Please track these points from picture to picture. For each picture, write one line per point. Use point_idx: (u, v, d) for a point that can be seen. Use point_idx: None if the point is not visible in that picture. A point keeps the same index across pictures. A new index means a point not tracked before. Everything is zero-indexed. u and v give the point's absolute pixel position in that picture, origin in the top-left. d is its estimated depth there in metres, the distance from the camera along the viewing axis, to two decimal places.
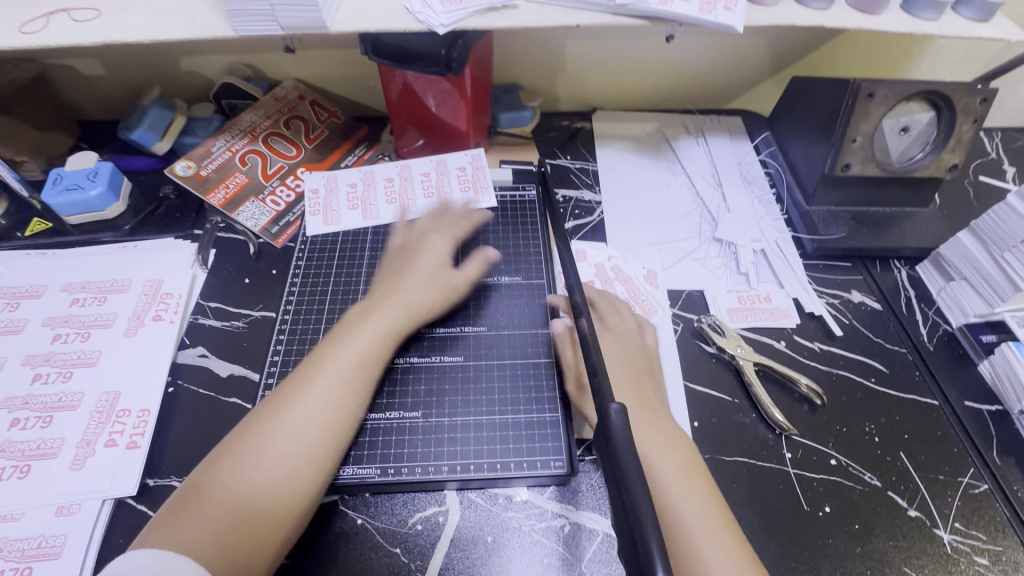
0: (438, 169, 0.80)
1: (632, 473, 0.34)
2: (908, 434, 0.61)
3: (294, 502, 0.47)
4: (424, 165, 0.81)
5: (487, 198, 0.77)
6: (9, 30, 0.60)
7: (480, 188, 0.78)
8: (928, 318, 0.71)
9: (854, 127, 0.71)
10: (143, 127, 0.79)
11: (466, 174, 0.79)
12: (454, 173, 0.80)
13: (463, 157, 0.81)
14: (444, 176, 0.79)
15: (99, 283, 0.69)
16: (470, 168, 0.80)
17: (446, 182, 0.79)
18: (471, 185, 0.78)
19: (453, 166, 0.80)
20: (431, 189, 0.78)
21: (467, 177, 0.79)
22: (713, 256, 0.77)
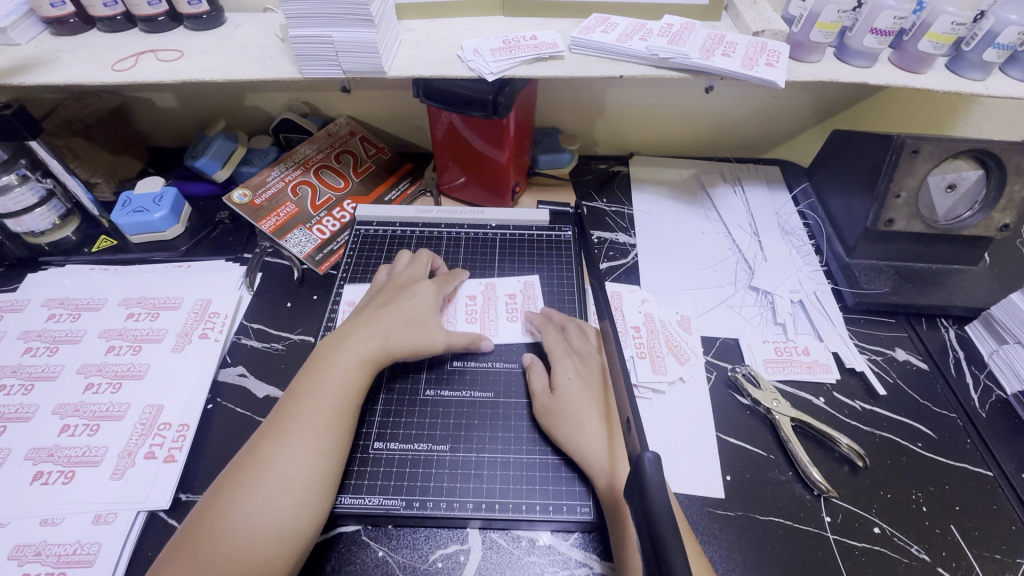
0: (486, 294, 0.72)
1: (666, 524, 0.34)
2: (959, 506, 0.58)
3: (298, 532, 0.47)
4: (473, 286, 0.73)
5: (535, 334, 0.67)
6: (104, 68, 0.67)
7: (530, 322, 0.69)
8: (979, 382, 0.68)
9: (898, 183, 0.71)
10: (208, 156, 0.84)
11: (516, 303, 0.71)
12: (502, 300, 0.71)
13: (514, 284, 0.73)
14: (491, 301, 0.71)
15: (154, 300, 0.73)
16: (521, 298, 0.72)
17: (492, 309, 0.70)
18: (520, 315, 0.70)
19: (503, 291, 0.72)
20: (476, 315, 0.69)
21: (517, 307, 0.71)
22: (749, 305, 0.76)
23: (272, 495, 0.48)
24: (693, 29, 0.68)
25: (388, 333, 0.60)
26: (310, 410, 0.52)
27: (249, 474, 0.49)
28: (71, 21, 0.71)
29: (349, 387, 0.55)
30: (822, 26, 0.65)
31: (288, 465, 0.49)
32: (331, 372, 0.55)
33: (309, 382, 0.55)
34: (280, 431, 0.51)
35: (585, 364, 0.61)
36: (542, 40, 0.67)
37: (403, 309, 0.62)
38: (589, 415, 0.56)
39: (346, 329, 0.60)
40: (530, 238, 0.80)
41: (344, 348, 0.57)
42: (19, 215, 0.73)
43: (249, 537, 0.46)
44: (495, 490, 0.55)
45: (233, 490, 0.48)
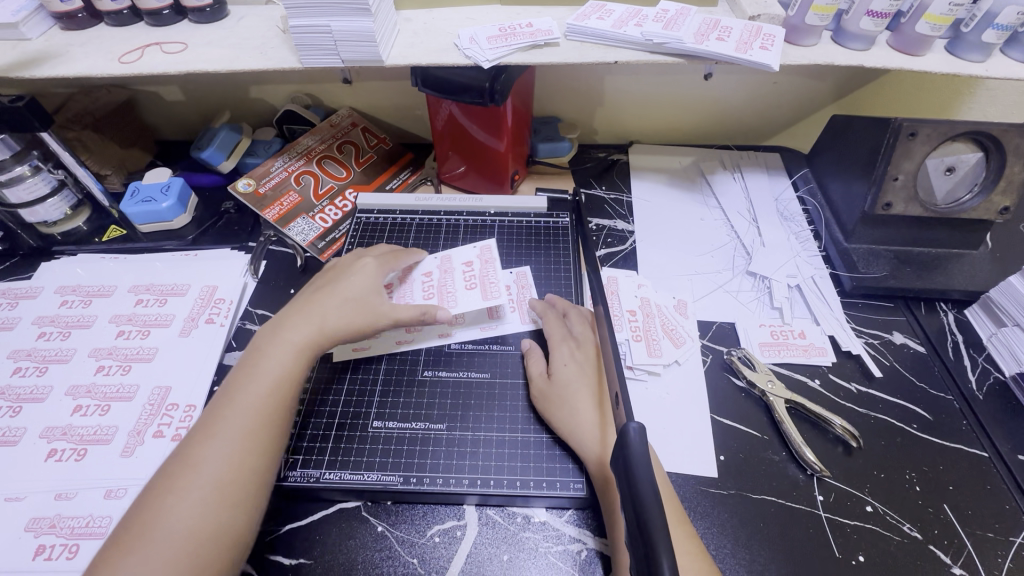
0: (441, 267, 0.71)
1: (648, 492, 0.35)
2: (954, 485, 0.58)
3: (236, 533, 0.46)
4: (429, 263, 0.72)
5: (498, 293, 0.66)
6: (111, 60, 0.69)
7: (488, 284, 0.68)
8: (978, 365, 0.68)
9: (895, 166, 0.71)
10: (213, 147, 0.86)
11: (474, 270, 0.70)
12: (460, 269, 0.70)
13: (470, 251, 0.73)
14: (448, 274, 0.70)
15: (162, 286, 0.75)
16: (476, 262, 0.71)
17: (450, 280, 0.69)
18: (478, 280, 0.68)
19: (458, 261, 0.72)
20: (432, 290, 0.68)
21: (474, 272, 0.70)
22: (746, 289, 0.76)
23: (204, 491, 0.46)
24: (688, 14, 0.68)
25: (324, 319, 0.58)
26: (242, 406, 0.51)
27: (180, 471, 0.47)
28: (80, 16, 0.73)
29: (285, 381, 0.54)
30: (817, 9, 0.65)
31: (220, 461, 0.48)
32: (266, 365, 0.54)
33: (242, 377, 0.53)
34: (212, 427, 0.50)
35: (580, 348, 0.62)
36: (538, 27, 0.68)
37: (341, 289, 0.61)
38: (582, 397, 0.57)
39: (282, 319, 0.59)
40: (528, 225, 0.81)
41: (279, 340, 0.56)
42: (32, 206, 0.75)
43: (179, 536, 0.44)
44: (491, 467, 0.56)
45: (162, 489, 0.46)
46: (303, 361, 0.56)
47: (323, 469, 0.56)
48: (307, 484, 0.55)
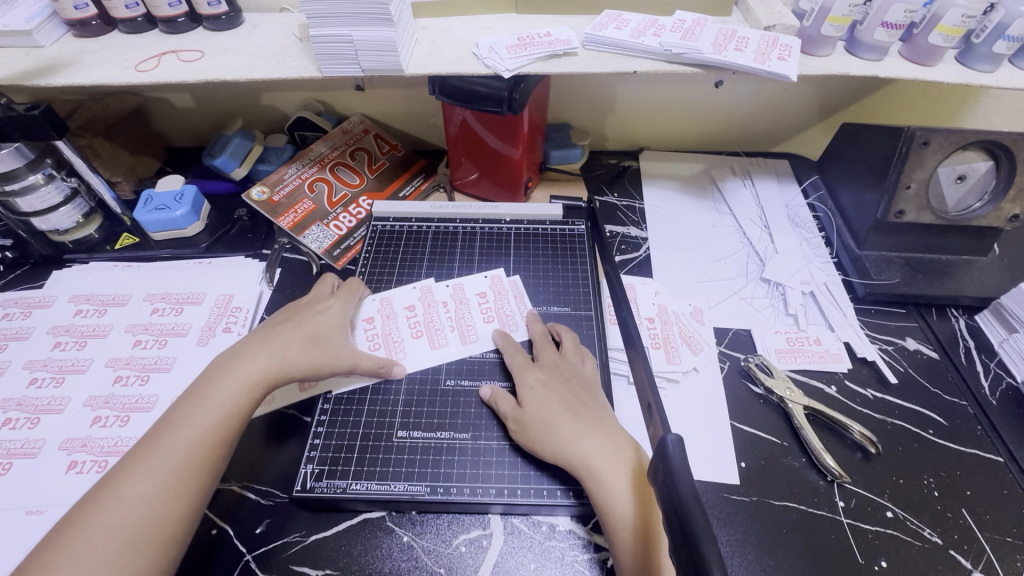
0: (422, 300, 0.72)
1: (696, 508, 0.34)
2: (971, 490, 0.59)
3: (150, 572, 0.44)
4: (407, 297, 0.72)
5: (446, 342, 0.67)
6: (127, 69, 0.68)
7: (466, 327, 0.69)
8: (990, 371, 0.69)
9: (908, 174, 0.71)
10: (226, 154, 0.85)
11: (417, 314, 0.70)
12: (402, 315, 0.70)
13: (482, 282, 0.74)
14: (391, 319, 0.69)
15: (177, 295, 0.74)
16: (453, 301, 0.72)
17: (466, 312, 0.70)
18: (495, 313, 0.70)
19: (399, 304, 0.71)
20: (377, 338, 0.67)
21: (490, 305, 0.71)
22: (760, 296, 0.77)
23: (124, 524, 0.45)
24: (705, 24, 0.69)
25: (284, 353, 0.58)
26: (182, 435, 0.50)
27: (103, 497, 0.46)
28: (93, 23, 0.73)
29: (233, 412, 0.53)
30: (833, 20, 0.66)
31: (147, 491, 0.46)
32: (214, 395, 0.53)
33: (188, 405, 0.52)
34: (148, 453, 0.49)
35: (552, 374, 0.61)
36: (556, 36, 0.68)
37: (301, 328, 0.61)
38: (564, 420, 0.56)
39: (241, 349, 0.58)
40: (543, 232, 0.81)
41: (235, 369, 0.55)
42: (44, 214, 0.75)
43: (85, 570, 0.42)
44: (516, 477, 0.56)
45: (83, 516, 0.45)
46: (255, 394, 0.55)
47: (349, 480, 0.56)
48: (334, 495, 0.55)
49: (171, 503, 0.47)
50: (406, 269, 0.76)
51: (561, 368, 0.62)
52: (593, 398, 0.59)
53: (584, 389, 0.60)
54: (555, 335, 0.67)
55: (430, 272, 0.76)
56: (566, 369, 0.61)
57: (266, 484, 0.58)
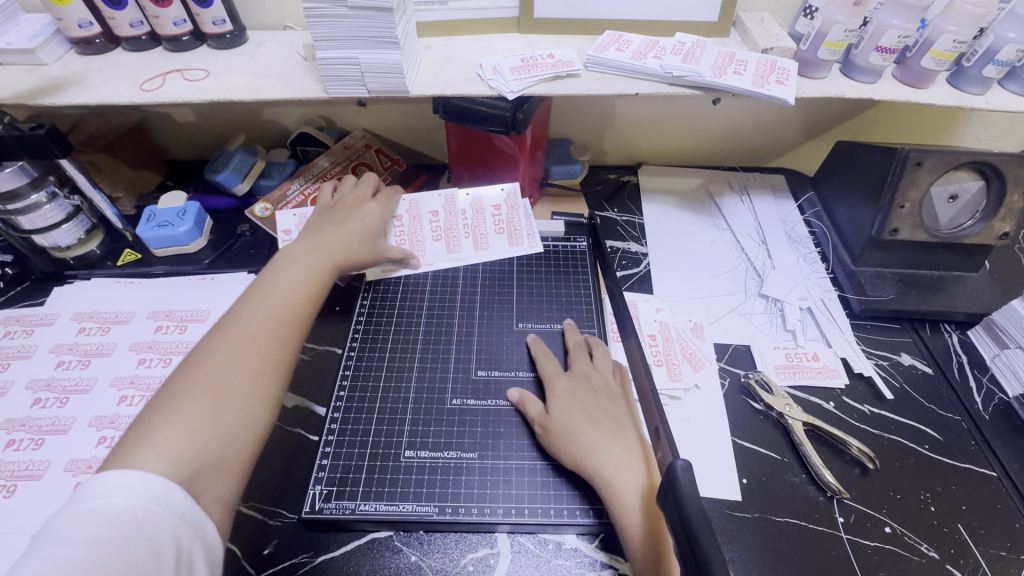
0: (446, 208, 0.80)
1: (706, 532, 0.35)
2: (966, 505, 0.60)
3: (258, 417, 0.48)
4: (433, 202, 0.80)
5: (461, 248, 0.80)
6: (132, 88, 0.69)
7: (480, 235, 0.81)
8: (983, 386, 0.71)
9: (903, 194, 0.73)
10: (228, 170, 0.86)
11: (440, 220, 0.80)
12: (427, 219, 0.79)
13: (498, 194, 0.82)
14: (417, 220, 0.79)
15: (181, 312, 0.74)
16: (472, 211, 0.81)
17: (481, 222, 0.81)
18: (505, 227, 0.81)
19: (425, 208, 0.80)
20: (404, 236, 0.78)
21: (502, 218, 0.82)
22: (759, 312, 0.78)
23: (227, 374, 0.48)
24: (705, 47, 0.70)
25: (344, 248, 0.66)
26: (263, 308, 0.54)
27: (193, 371, 0.47)
28: (97, 41, 0.73)
29: (306, 293, 0.59)
30: (829, 44, 0.67)
31: (241, 352, 0.50)
32: (286, 280, 0.58)
33: (261, 289, 0.57)
34: (231, 329, 0.52)
35: (579, 382, 0.62)
36: (559, 58, 0.70)
37: (354, 223, 0.69)
38: (589, 430, 0.58)
39: (303, 241, 0.65)
40: (544, 248, 0.82)
41: (301, 259, 0.62)
42: (46, 231, 0.74)
43: (192, 429, 0.44)
44: (523, 496, 0.57)
45: (173, 390, 0.46)
46: (324, 277, 0.62)
47: (357, 501, 0.56)
48: (343, 516, 0.55)
49: (264, 365, 0.51)
50: (410, 285, 0.76)
51: (591, 378, 0.63)
52: (617, 409, 0.61)
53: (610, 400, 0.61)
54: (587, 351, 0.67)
55: (433, 290, 0.76)
56: (591, 377, 0.63)
57: (273, 504, 0.59)
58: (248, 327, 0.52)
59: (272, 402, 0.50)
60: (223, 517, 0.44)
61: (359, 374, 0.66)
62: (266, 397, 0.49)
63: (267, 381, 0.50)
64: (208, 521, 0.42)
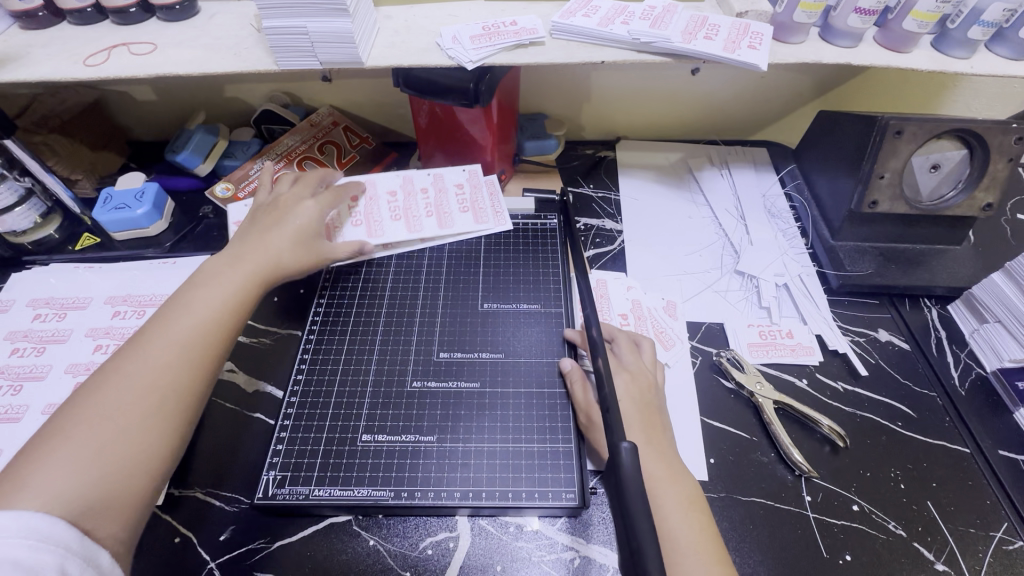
0: (403, 189, 0.80)
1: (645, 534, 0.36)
2: (937, 482, 0.59)
3: (161, 447, 0.47)
4: (392, 184, 0.81)
5: (421, 226, 0.77)
6: (75, 63, 0.65)
7: (444, 213, 0.79)
8: (960, 361, 0.69)
9: (882, 164, 0.70)
10: (189, 150, 0.83)
11: (398, 201, 0.79)
12: (384, 200, 0.79)
13: (460, 173, 0.82)
14: (374, 202, 0.78)
15: (139, 297, 0.73)
16: (433, 190, 0.81)
17: (444, 201, 0.80)
18: (470, 206, 0.80)
19: (382, 190, 0.80)
20: (361, 218, 0.76)
21: (466, 197, 0.81)
22: (734, 289, 0.76)
23: (127, 406, 0.46)
24: (675, 11, 0.67)
25: (276, 255, 0.63)
26: (175, 328, 0.52)
27: (90, 401, 0.46)
28: (40, 15, 0.69)
29: (225, 310, 0.55)
30: (806, 6, 0.64)
31: (143, 380, 0.48)
32: (206, 295, 0.56)
33: (178, 305, 0.54)
34: (136, 351, 0.50)
35: (634, 377, 0.60)
36: (522, 25, 0.66)
37: (284, 225, 0.65)
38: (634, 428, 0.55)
39: (235, 249, 0.62)
40: (513, 226, 0.80)
41: (224, 271, 0.59)
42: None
43: (79, 466, 0.42)
44: (481, 479, 0.56)
45: (68, 421, 0.45)
46: (251, 290, 0.59)
47: (312, 486, 0.55)
48: (297, 501, 0.54)
49: (170, 392, 0.49)
50: (375, 267, 0.74)
51: (642, 376, 0.61)
52: (659, 417, 0.58)
53: (653, 399, 0.59)
54: (634, 340, 0.66)
55: (397, 272, 0.74)
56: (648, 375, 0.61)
57: (230, 490, 0.58)
58: (155, 352, 0.50)
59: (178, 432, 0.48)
60: (120, 552, 0.42)
61: (318, 357, 0.65)
62: (170, 426, 0.48)
63: (171, 409, 0.48)
64: (101, 551, 0.40)
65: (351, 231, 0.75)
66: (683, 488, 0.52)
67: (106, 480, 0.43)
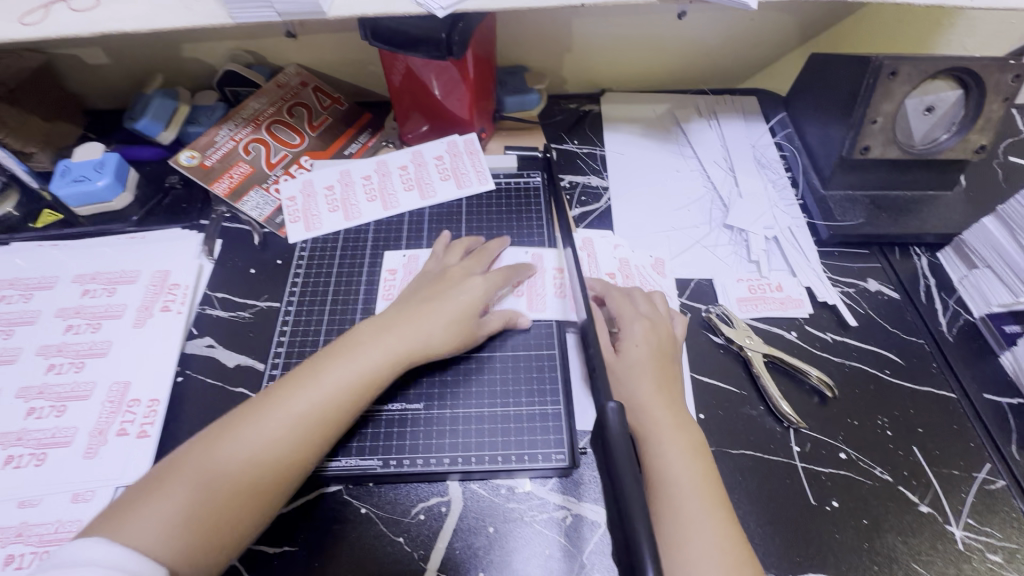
0: (379, 171, 0.78)
1: (634, 500, 0.35)
2: (923, 428, 0.60)
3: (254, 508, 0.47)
4: (365, 167, 0.78)
5: (399, 202, 0.75)
6: (9, 22, 0.60)
7: (425, 184, 0.77)
8: (948, 308, 0.69)
9: (875, 108, 0.68)
10: (148, 117, 0.78)
11: (373, 182, 0.77)
12: (359, 183, 0.77)
13: (438, 145, 0.80)
14: (349, 187, 0.76)
15: (109, 275, 0.69)
16: (412, 166, 0.78)
17: (424, 173, 0.78)
18: (450, 173, 0.78)
19: (357, 175, 0.77)
20: (337, 204, 0.75)
21: (446, 165, 0.78)
22: (723, 243, 0.75)
23: (232, 467, 0.47)
24: None
25: (432, 330, 0.57)
26: (288, 400, 0.51)
27: (200, 454, 0.48)
28: None
29: (355, 386, 0.53)
30: None
31: (244, 453, 0.48)
32: (334, 367, 0.53)
33: (308, 369, 0.53)
34: (248, 413, 0.50)
35: (654, 328, 0.61)
36: None
37: (444, 304, 0.59)
38: (646, 375, 0.57)
39: (388, 318, 0.58)
40: (495, 185, 0.78)
41: (383, 339, 0.55)
42: None
43: (168, 530, 0.44)
44: (469, 444, 0.57)
45: (180, 470, 0.47)
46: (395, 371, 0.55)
47: None
48: None
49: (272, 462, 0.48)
50: (352, 236, 0.73)
51: (659, 328, 0.61)
52: (673, 368, 0.60)
53: (668, 354, 0.60)
54: (645, 294, 0.65)
55: (376, 242, 0.72)
56: (670, 327, 0.62)
57: None
58: (265, 424, 0.49)
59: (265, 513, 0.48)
60: None
61: (297, 329, 0.65)
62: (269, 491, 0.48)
63: (261, 491, 0.48)
64: None
65: (329, 218, 0.74)
66: (688, 437, 0.54)
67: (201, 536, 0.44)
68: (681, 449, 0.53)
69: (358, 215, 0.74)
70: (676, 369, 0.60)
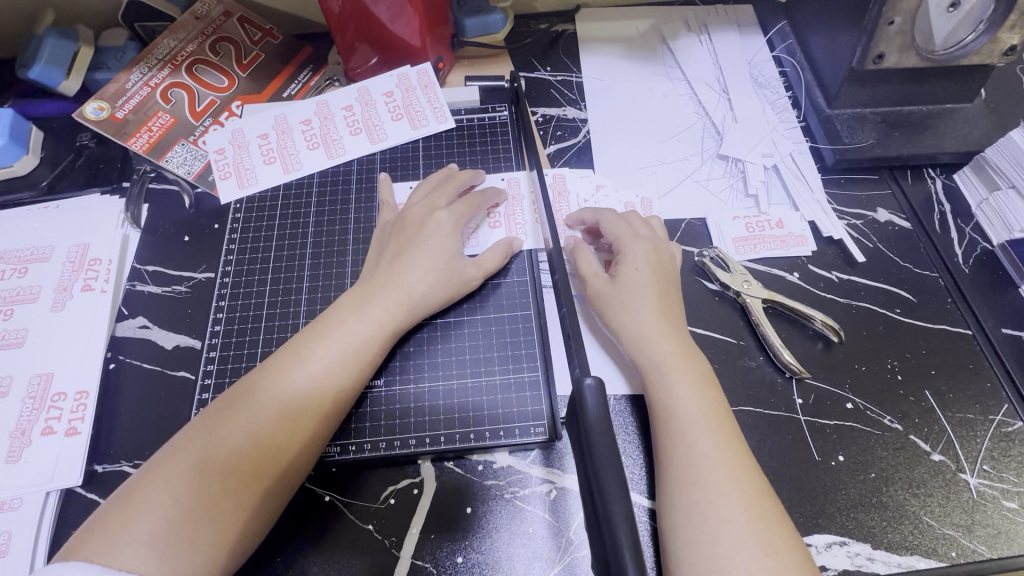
0: (320, 113, 0.67)
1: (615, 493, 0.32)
2: (936, 369, 0.55)
3: (256, 510, 0.43)
4: (302, 110, 0.67)
5: (345, 150, 0.66)
6: None
7: (375, 127, 0.67)
8: (965, 236, 0.62)
9: (893, 6, 0.57)
10: (42, 62, 0.67)
11: (313, 126, 0.67)
12: (298, 129, 0.67)
13: (387, 79, 0.69)
14: (286, 134, 0.66)
15: (18, 253, 0.61)
16: (358, 105, 0.68)
17: (373, 113, 0.67)
18: (404, 112, 0.68)
19: (296, 119, 0.67)
20: (273, 153, 0.65)
21: (398, 103, 0.68)
22: (717, 176, 0.67)
23: (223, 470, 0.42)
24: None
25: (410, 292, 0.52)
26: (275, 392, 0.46)
27: (176, 462, 0.42)
28: None
29: (345, 370, 0.48)
30: None
31: (233, 452, 0.43)
32: (319, 353, 0.48)
33: (291, 355, 0.48)
34: (234, 409, 0.45)
35: (649, 259, 0.54)
36: None
37: (424, 251, 0.54)
38: (647, 302, 0.52)
39: (366, 283, 0.53)
40: (456, 124, 0.68)
41: (366, 313, 0.51)
42: None
43: (159, 549, 0.39)
44: (438, 421, 0.52)
45: (155, 482, 0.41)
46: (383, 338, 0.51)
47: None
48: None
49: (268, 460, 0.44)
50: (293, 192, 0.64)
51: (658, 258, 0.55)
52: (676, 299, 0.54)
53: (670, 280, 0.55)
54: None
55: (321, 199, 0.64)
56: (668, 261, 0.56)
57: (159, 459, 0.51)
58: (252, 417, 0.45)
59: (266, 512, 0.44)
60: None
61: (237, 303, 0.58)
62: (269, 492, 0.44)
63: (260, 491, 0.43)
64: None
65: (265, 171, 0.65)
66: (697, 369, 0.49)
67: (203, 547, 0.40)
68: (689, 381, 0.48)
69: (298, 168, 0.65)
70: (677, 301, 0.54)
